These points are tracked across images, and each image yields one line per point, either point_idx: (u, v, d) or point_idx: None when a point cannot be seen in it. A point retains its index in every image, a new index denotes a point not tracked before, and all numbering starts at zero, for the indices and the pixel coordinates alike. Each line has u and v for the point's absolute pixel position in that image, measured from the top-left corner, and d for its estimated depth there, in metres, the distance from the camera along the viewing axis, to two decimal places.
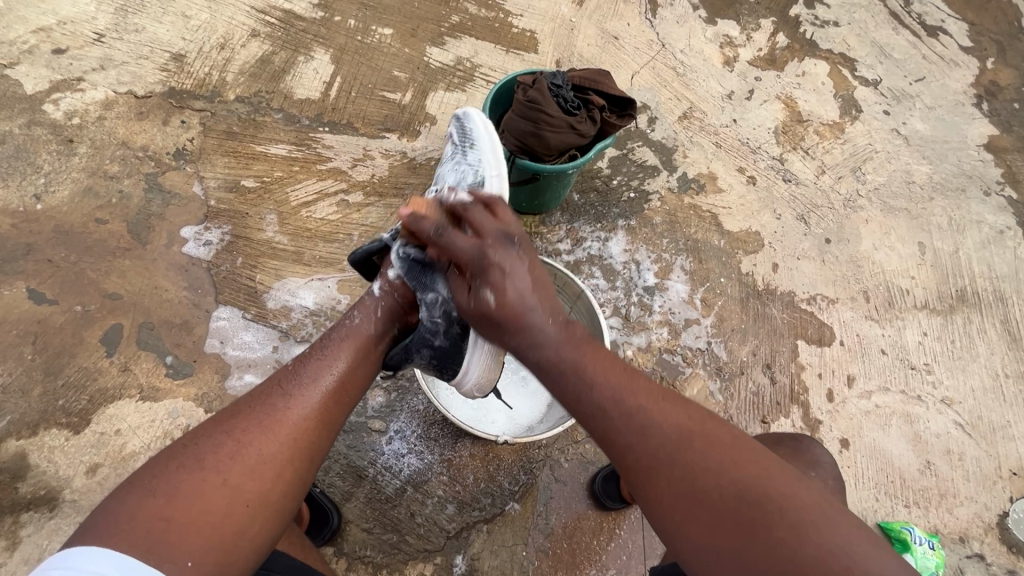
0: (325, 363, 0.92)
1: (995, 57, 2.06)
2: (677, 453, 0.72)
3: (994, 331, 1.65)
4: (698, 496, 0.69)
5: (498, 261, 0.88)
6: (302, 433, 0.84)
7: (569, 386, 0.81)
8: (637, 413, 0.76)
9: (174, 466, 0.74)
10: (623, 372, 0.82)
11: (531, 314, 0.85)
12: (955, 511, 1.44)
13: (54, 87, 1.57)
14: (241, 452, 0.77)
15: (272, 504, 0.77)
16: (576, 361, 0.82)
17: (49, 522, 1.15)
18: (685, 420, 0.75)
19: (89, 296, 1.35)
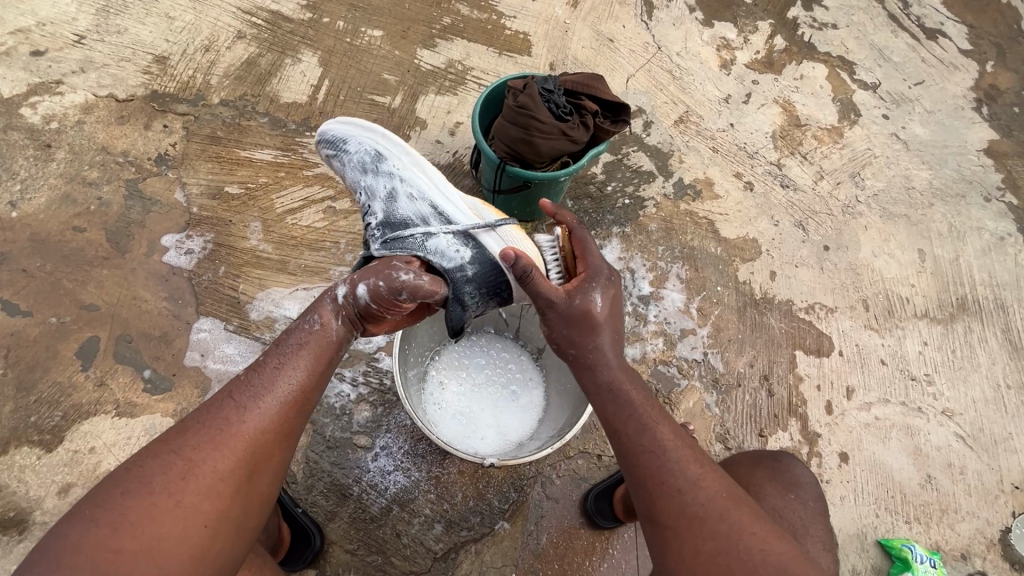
0: (284, 370, 0.86)
1: (995, 60, 2.03)
2: (723, 510, 0.79)
3: (996, 340, 1.62)
4: (735, 550, 0.75)
5: (612, 284, 1.03)
6: (259, 444, 0.79)
7: (638, 419, 0.89)
8: (693, 464, 0.84)
9: (119, 492, 0.69)
10: (681, 429, 0.91)
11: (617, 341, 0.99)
12: (955, 527, 1.41)
13: (31, 90, 1.52)
14: (193, 471, 0.73)
15: (230, 519, 0.74)
16: (645, 400, 0.92)
17: (18, 546, 1.11)
18: (730, 486, 0.83)
19: (64, 307, 1.31)
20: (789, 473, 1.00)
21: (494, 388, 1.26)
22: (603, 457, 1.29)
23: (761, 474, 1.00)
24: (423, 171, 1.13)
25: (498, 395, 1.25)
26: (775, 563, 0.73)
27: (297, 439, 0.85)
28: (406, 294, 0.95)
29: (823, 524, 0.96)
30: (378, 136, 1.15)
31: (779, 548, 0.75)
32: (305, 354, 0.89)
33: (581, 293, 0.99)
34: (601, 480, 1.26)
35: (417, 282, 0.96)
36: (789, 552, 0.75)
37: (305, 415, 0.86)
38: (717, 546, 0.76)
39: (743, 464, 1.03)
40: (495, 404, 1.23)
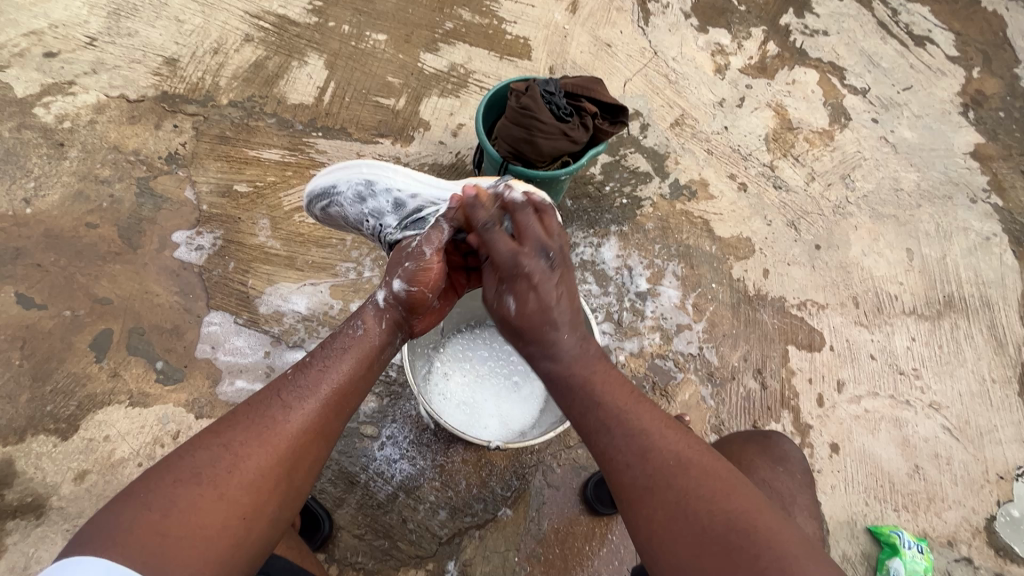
0: (325, 373, 0.89)
1: (980, 67, 2.10)
2: (674, 479, 0.76)
3: (981, 336, 1.67)
4: (686, 518, 0.73)
5: (530, 273, 0.97)
6: (297, 443, 0.81)
7: (581, 399, 0.89)
8: (641, 434, 0.82)
9: (170, 480, 0.71)
10: (636, 399, 0.88)
11: (553, 330, 0.95)
12: (943, 515, 1.45)
13: (44, 90, 1.56)
14: (238, 465, 0.75)
15: (266, 515, 0.76)
16: (592, 377, 0.91)
17: (35, 530, 1.16)
18: (686, 450, 0.80)
19: (78, 301, 1.35)
20: (778, 449, 1.05)
21: (497, 378, 1.30)
22: None
23: (753, 449, 1.05)
24: (407, 173, 1.18)
25: (501, 385, 1.29)
26: (726, 527, 0.70)
27: (332, 442, 0.87)
28: (427, 249, 1.03)
29: (810, 494, 1.00)
30: (358, 166, 1.20)
31: (734, 511, 0.72)
32: (349, 359, 0.93)
33: (497, 298, 1.00)
34: (601, 469, 1.31)
35: (434, 237, 1.04)
36: (752, 513, 0.72)
37: (342, 419, 0.89)
38: (667, 516, 0.74)
39: (735, 442, 1.08)
40: (498, 393, 1.28)
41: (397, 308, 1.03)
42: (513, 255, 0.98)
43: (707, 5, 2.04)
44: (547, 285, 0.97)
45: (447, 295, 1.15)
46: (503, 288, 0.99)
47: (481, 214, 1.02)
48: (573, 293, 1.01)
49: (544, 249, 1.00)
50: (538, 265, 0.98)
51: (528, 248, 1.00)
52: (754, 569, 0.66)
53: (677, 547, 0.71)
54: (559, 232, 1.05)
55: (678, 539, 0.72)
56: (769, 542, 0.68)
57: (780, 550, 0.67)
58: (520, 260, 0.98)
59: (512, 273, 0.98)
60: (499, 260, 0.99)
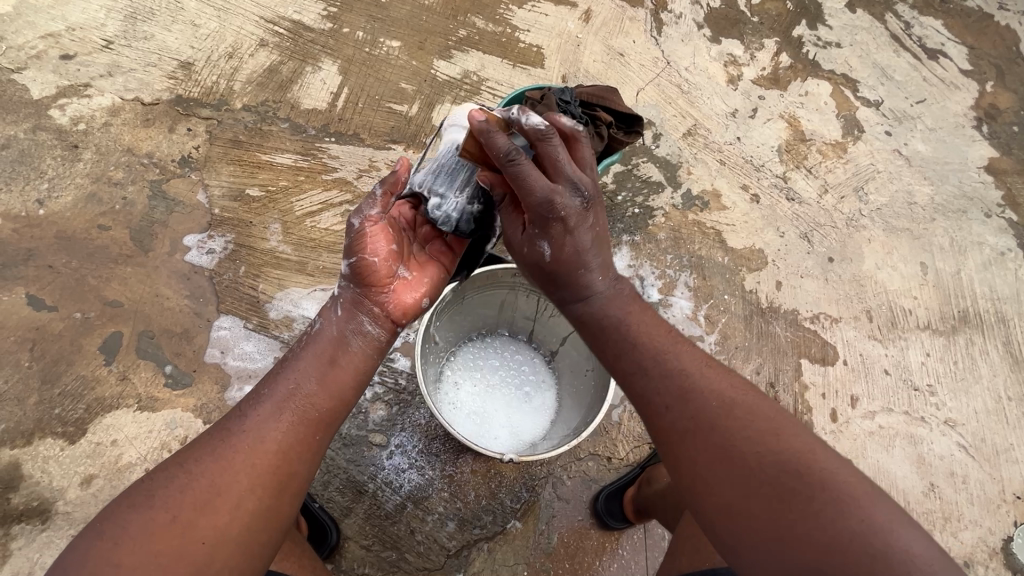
0: (288, 380, 0.83)
1: (994, 80, 2.09)
2: (718, 419, 0.76)
3: (997, 353, 1.65)
4: (732, 462, 0.72)
5: (564, 215, 0.87)
6: (262, 457, 0.76)
7: (615, 341, 0.88)
8: (681, 375, 0.82)
9: (124, 507, 0.68)
10: (675, 342, 0.87)
11: (586, 272, 0.90)
12: (959, 535, 1.43)
13: (60, 92, 1.57)
14: (192, 484, 0.71)
15: (232, 538, 0.70)
16: (626, 320, 0.89)
17: (41, 535, 1.15)
18: (730, 391, 0.79)
19: (89, 303, 1.35)
20: None
21: (508, 389, 1.29)
22: (612, 459, 1.32)
23: None
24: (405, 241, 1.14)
25: (512, 396, 1.28)
26: (778, 469, 0.69)
27: (307, 452, 0.80)
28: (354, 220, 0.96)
29: None
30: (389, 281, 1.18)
31: (784, 455, 0.70)
32: (312, 358, 0.86)
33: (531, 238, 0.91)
34: (611, 481, 1.29)
35: (365, 205, 0.98)
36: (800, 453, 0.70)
37: (313, 430, 0.81)
38: (711, 458, 0.74)
39: None
40: (509, 404, 1.26)
41: (351, 287, 0.94)
42: (547, 194, 0.85)
43: (720, 16, 2.03)
44: (584, 227, 0.89)
45: (425, 265, 1.01)
46: (535, 232, 0.90)
47: (501, 139, 0.85)
48: (602, 233, 0.93)
49: (578, 186, 0.87)
50: (572, 205, 0.87)
51: (562, 185, 0.87)
52: (806, 509, 0.65)
53: (728, 493, 0.71)
54: (591, 158, 0.91)
55: (724, 488, 0.72)
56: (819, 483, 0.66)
57: (837, 493, 0.65)
58: (554, 201, 0.86)
59: (546, 215, 0.87)
60: (529, 202, 0.86)
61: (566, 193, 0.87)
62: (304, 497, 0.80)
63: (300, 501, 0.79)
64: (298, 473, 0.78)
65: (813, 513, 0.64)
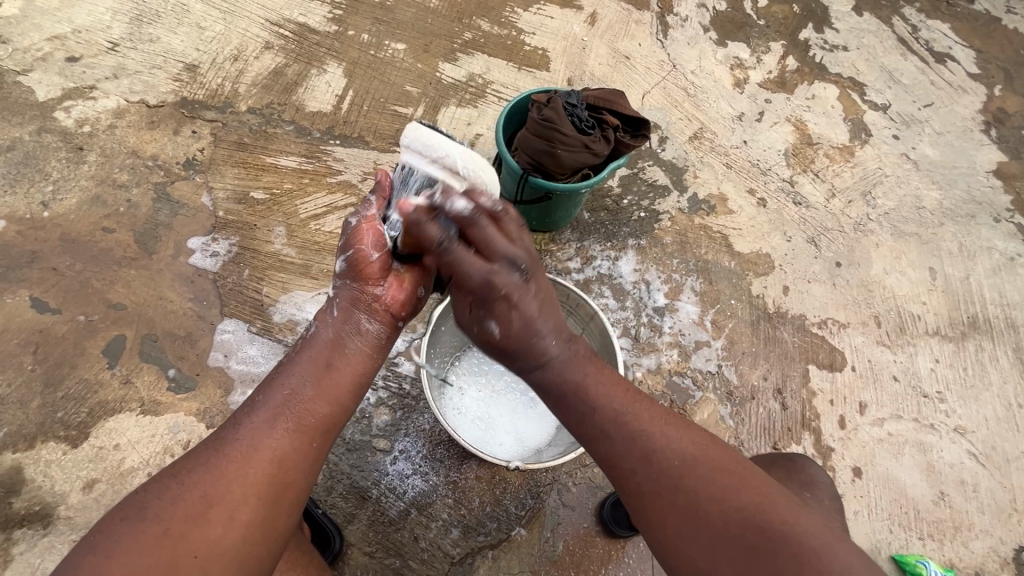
0: (283, 386, 0.83)
1: (1003, 84, 2.07)
2: (682, 480, 0.74)
3: (1007, 359, 1.63)
4: (700, 522, 0.71)
5: (507, 292, 0.85)
6: (256, 466, 0.74)
7: (575, 405, 0.84)
8: (641, 436, 0.78)
9: (117, 519, 0.67)
10: (633, 395, 0.84)
11: (540, 339, 0.86)
12: (969, 545, 1.41)
13: (65, 94, 1.57)
14: (185, 494, 0.70)
15: (226, 550, 0.69)
16: (585, 381, 0.85)
17: (42, 540, 1.15)
18: (692, 447, 0.77)
19: (93, 306, 1.35)
20: (804, 473, 1.02)
21: (513, 395, 1.28)
22: None
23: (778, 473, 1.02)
24: None
25: (517, 401, 1.27)
26: (743, 526, 0.68)
27: (304, 459, 0.79)
28: (353, 218, 0.97)
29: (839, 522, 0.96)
30: None
31: (751, 506, 0.70)
32: (307, 362, 0.86)
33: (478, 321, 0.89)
34: (617, 489, 1.28)
35: (365, 207, 0.99)
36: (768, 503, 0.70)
37: (309, 437, 0.80)
38: (680, 522, 0.72)
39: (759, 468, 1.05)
40: (514, 410, 1.25)
41: (346, 284, 0.95)
42: (484, 275, 0.84)
43: (726, 19, 2.02)
44: (527, 298, 0.86)
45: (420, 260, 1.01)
46: (481, 312, 0.87)
47: (433, 228, 0.84)
48: (549, 296, 0.90)
49: (515, 262, 0.86)
50: (513, 280, 0.85)
51: (499, 263, 0.85)
52: (775, 563, 0.65)
53: (698, 554, 0.70)
54: (519, 233, 0.89)
55: (694, 549, 0.71)
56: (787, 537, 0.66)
57: (802, 544, 0.66)
58: (494, 280, 0.84)
59: (487, 295, 0.85)
60: (468, 282, 0.85)
61: (504, 270, 0.85)
62: (302, 508, 0.79)
63: (297, 511, 0.77)
64: (294, 480, 0.77)
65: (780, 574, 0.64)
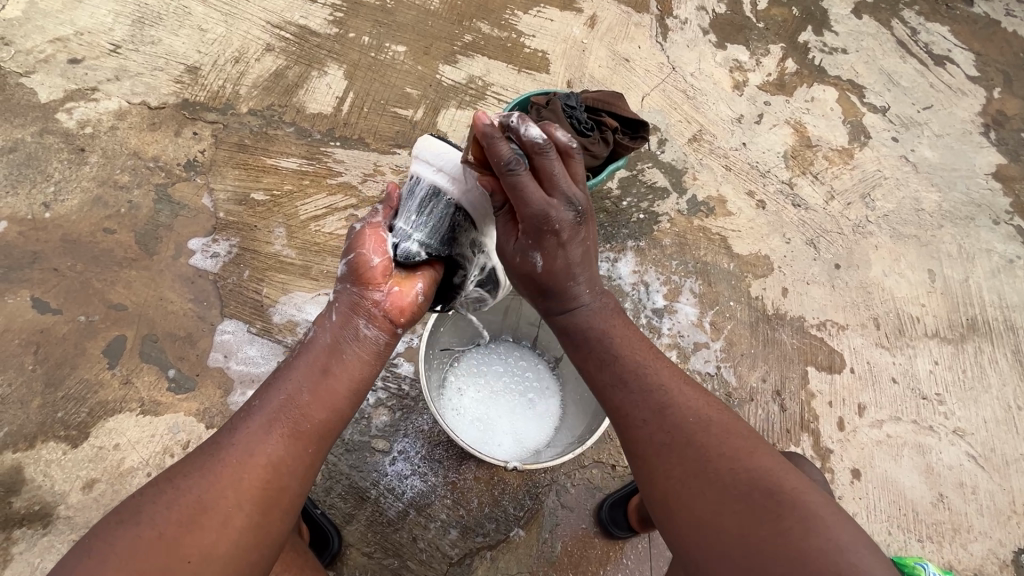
0: (280, 391, 0.82)
1: (1002, 87, 2.07)
2: (692, 433, 0.76)
3: (1006, 361, 1.63)
4: (705, 474, 0.71)
5: (559, 229, 0.88)
6: (250, 472, 0.74)
7: (598, 354, 0.89)
8: (658, 390, 0.82)
9: (111, 524, 0.68)
10: (652, 356, 0.87)
11: (575, 284, 0.92)
12: (968, 547, 1.41)
13: (67, 96, 1.58)
14: (178, 500, 0.70)
15: (218, 556, 0.69)
16: (605, 334, 0.90)
17: (41, 539, 1.15)
18: (704, 408, 0.79)
19: (93, 306, 1.35)
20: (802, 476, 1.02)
21: (512, 395, 1.28)
22: (617, 467, 1.31)
23: None
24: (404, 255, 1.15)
25: (516, 401, 1.27)
26: (750, 487, 0.68)
27: (300, 464, 0.79)
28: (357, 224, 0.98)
29: None
30: None
31: (757, 470, 0.70)
32: (305, 367, 0.85)
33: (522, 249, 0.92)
34: (616, 490, 1.28)
35: (371, 215, 1.00)
36: (775, 470, 0.70)
37: (304, 443, 0.80)
38: (686, 472, 0.73)
39: None
40: (513, 411, 1.26)
41: (347, 288, 0.94)
42: (543, 208, 0.86)
43: (725, 21, 2.03)
44: (575, 241, 0.90)
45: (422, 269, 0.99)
46: (529, 242, 0.90)
47: (502, 146, 0.84)
48: (591, 249, 0.94)
49: (572, 200, 0.88)
50: (569, 219, 0.88)
51: (557, 199, 0.87)
52: (776, 522, 0.64)
53: (699, 505, 0.70)
54: (581, 177, 0.92)
55: (697, 500, 0.70)
56: (794, 500, 0.65)
57: (808, 510, 0.64)
58: (550, 214, 0.86)
59: (540, 228, 0.87)
60: (527, 211, 0.86)
61: (561, 207, 0.88)
62: (296, 513, 0.79)
63: (291, 516, 0.77)
64: (289, 486, 0.77)
65: (783, 531, 0.63)
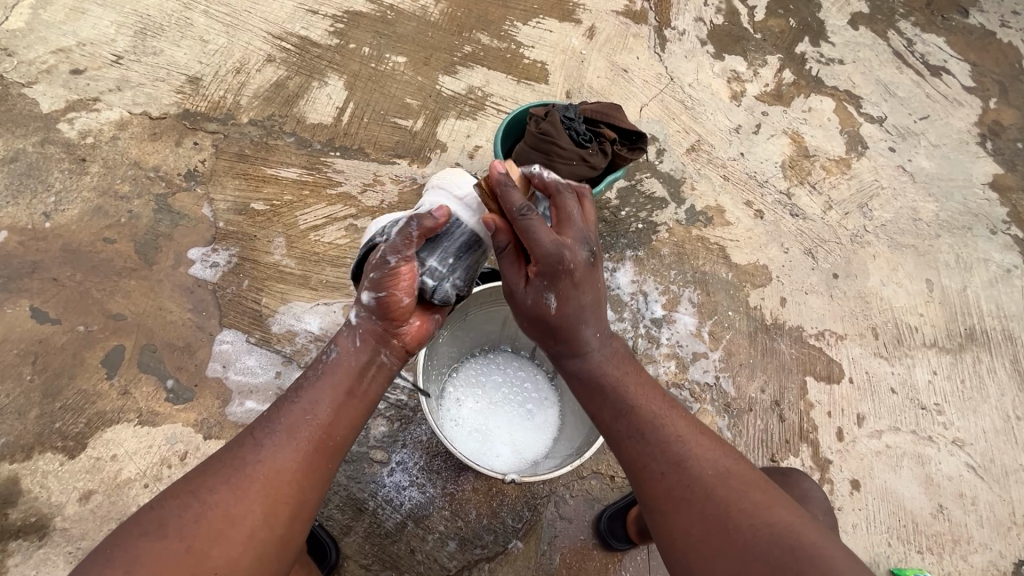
0: (302, 408, 0.85)
1: (998, 97, 2.09)
2: (712, 489, 0.77)
3: (1005, 371, 1.63)
4: (726, 530, 0.73)
5: (573, 270, 0.90)
6: (275, 487, 0.77)
7: (615, 404, 0.91)
8: (675, 441, 0.84)
9: (137, 534, 0.69)
10: (668, 408, 0.90)
11: (587, 327, 0.93)
12: (969, 559, 1.40)
13: (69, 106, 1.59)
14: (204, 514, 0.72)
15: (243, 567, 0.72)
16: (622, 381, 0.93)
17: (37, 552, 1.14)
18: (723, 460, 0.82)
19: (92, 316, 1.35)
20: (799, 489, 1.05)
21: (510, 406, 1.28)
22: (616, 478, 1.30)
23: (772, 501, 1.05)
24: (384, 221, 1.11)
25: (515, 412, 1.27)
26: (769, 543, 0.69)
27: (319, 481, 0.82)
28: (391, 256, 0.93)
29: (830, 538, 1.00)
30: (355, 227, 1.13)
31: (778, 525, 0.71)
32: (327, 389, 0.88)
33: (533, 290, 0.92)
34: (615, 502, 1.28)
35: (400, 244, 0.94)
36: (795, 525, 0.71)
37: (325, 459, 0.83)
38: (704, 528, 0.75)
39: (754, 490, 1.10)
40: (512, 422, 1.26)
41: (371, 318, 0.94)
42: (556, 250, 0.89)
43: (723, 32, 2.04)
44: (587, 283, 0.92)
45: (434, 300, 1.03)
46: (541, 282, 0.91)
47: (517, 197, 0.89)
48: (603, 290, 0.96)
49: (586, 241, 0.93)
50: (582, 259, 0.91)
51: (569, 240, 0.91)
52: None
53: (719, 563, 0.71)
54: (591, 222, 0.97)
55: (713, 556, 0.72)
56: (815, 558, 0.66)
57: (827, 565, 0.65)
58: (564, 255, 0.89)
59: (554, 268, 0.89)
60: (541, 254, 0.88)
61: (574, 246, 0.91)
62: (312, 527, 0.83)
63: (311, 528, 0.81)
64: (311, 500, 0.80)
65: None
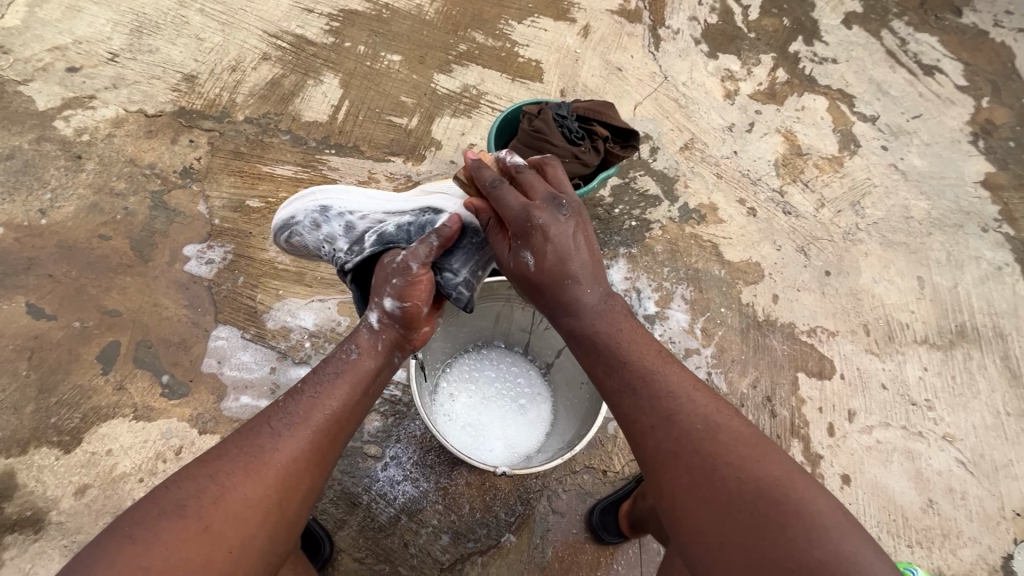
0: (318, 398, 0.87)
1: (990, 96, 2.10)
2: (702, 443, 0.77)
3: (995, 367, 1.65)
4: (714, 484, 0.72)
5: (543, 225, 0.90)
6: (290, 473, 0.79)
7: (607, 358, 0.89)
8: (667, 396, 0.83)
9: (156, 513, 0.70)
10: (662, 363, 0.88)
11: (572, 283, 0.91)
12: (957, 552, 1.42)
13: (65, 104, 1.59)
14: (223, 497, 0.73)
15: (257, 548, 0.74)
16: (616, 336, 0.90)
17: (33, 545, 1.15)
18: (715, 413, 0.81)
19: (88, 312, 1.36)
20: None
21: (503, 401, 1.29)
22: (608, 472, 1.31)
23: None
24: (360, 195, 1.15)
25: (507, 408, 1.28)
26: (756, 496, 0.69)
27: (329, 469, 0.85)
28: (415, 264, 0.99)
29: None
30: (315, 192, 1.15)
31: (765, 479, 0.71)
32: (344, 382, 0.90)
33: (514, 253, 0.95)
34: (607, 496, 1.29)
35: (423, 250, 1.00)
36: (782, 478, 0.71)
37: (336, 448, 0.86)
38: (692, 482, 0.75)
39: None
40: (504, 418, 1.27)
41: (394, 326, 0.98)
42: (524, 210, 0.91)
43: (717, 31, 2.06)
44: (564, 237, 0.91)
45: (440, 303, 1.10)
46: (518, 243, 0.93)
47: (485, 172, 0.97)
48: (593, 249, 0.95)
49: (559, 199, 0.93)
50: (552, 216, 0.91)
51: (539, 201, 0.93)
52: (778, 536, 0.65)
53: (705, 519, 0.71)
54: (570, 186, 0.97)
55: (700, 510, 0.72)
56: (801, 512, 0.67)
57: (812, 519, 0.66)
58: (531, 213, 0.91)
59: (524, 225, 0.91)
60: (509, 217, 0.92)
61: (545, 206, 0.92)
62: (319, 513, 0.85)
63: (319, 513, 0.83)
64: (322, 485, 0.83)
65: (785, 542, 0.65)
